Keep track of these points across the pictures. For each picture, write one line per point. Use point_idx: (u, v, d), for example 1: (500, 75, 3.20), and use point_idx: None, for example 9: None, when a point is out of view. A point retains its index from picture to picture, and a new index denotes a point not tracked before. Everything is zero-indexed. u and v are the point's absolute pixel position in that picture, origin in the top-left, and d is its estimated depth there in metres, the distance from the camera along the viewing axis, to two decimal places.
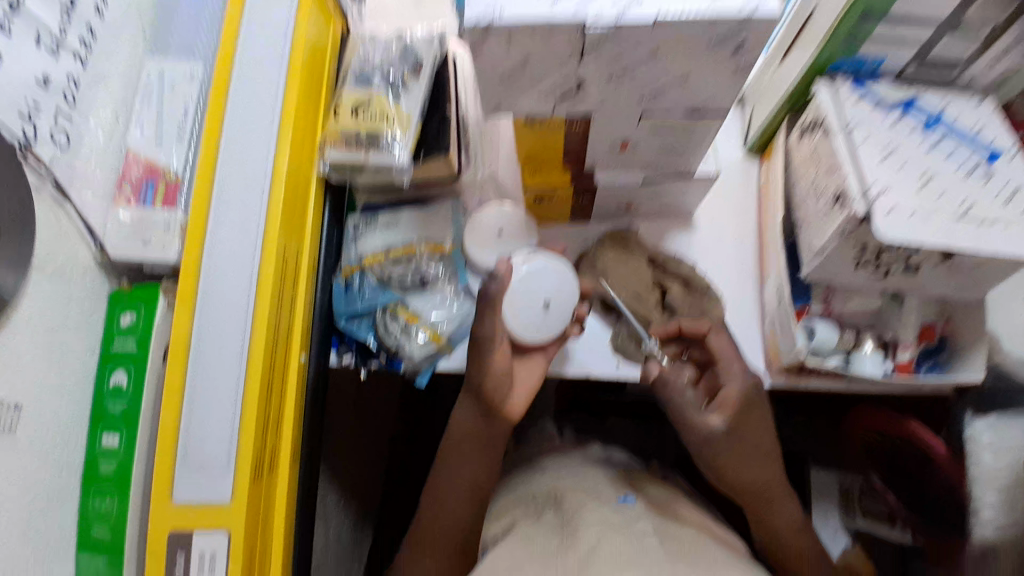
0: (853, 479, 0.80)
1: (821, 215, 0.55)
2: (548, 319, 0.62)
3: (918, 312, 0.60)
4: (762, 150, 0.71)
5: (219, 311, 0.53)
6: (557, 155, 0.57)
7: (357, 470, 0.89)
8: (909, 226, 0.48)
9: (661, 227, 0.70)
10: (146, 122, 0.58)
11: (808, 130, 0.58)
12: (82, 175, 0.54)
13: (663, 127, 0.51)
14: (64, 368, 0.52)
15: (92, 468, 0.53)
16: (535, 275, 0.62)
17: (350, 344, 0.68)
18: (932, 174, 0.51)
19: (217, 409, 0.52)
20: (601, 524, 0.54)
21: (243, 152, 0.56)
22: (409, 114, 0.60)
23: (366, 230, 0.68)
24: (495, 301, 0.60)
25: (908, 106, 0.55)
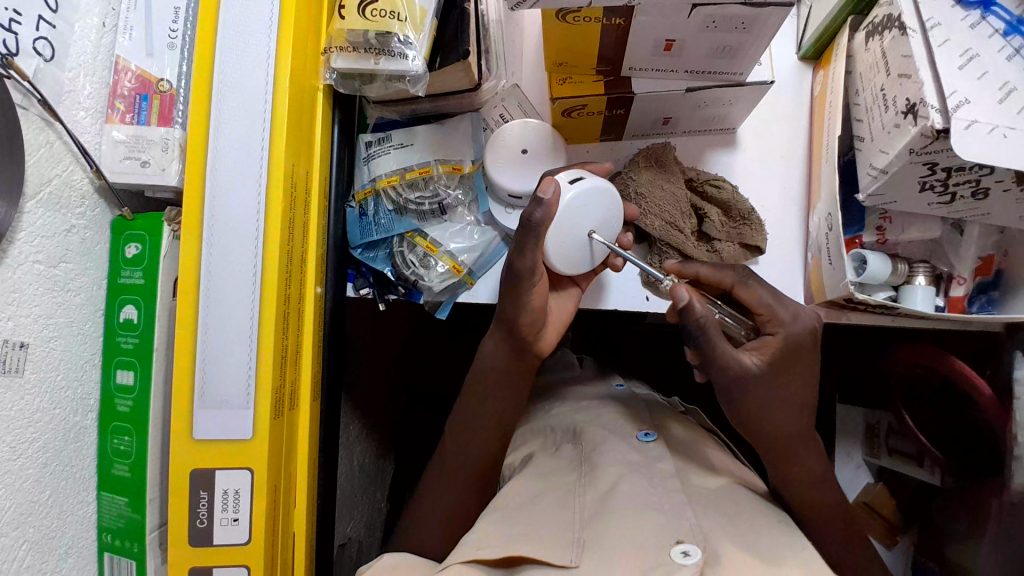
0: (882, 415, 0.78)
1: (888, 128, 0.49)
2: (585, 253, 0.57)
3: (978, 244, 0.55)
4: (818, 56, 0.64)
5: (227, 241, 0.50)
6: (592, 52, 0.52)
7: (376, 401, 0.90)
8: (988, 145, 0.42)
9: (701, 142, 0.64)
10: (135, 30, 0.53)
11: (878, 30, 0.51)
12: (71, 90, 0.50)
13: (718, 19, 0.45)
14: (71, 299, 0.49)
15: (110, 406, 0.52)
16: (585, 204, 0.55)
17: (366, 277, 0.65)
18: (1015, 87, 0.44)
19: (231, 343, 0.50)
20: (621, 463, 0.53)
21: (241, 63, 0.50)
22: (423, 10, 0.53)
23: (379, 150, 0.62)
24: (539, 234, 0.53)
25: (989, 6, 0.46)
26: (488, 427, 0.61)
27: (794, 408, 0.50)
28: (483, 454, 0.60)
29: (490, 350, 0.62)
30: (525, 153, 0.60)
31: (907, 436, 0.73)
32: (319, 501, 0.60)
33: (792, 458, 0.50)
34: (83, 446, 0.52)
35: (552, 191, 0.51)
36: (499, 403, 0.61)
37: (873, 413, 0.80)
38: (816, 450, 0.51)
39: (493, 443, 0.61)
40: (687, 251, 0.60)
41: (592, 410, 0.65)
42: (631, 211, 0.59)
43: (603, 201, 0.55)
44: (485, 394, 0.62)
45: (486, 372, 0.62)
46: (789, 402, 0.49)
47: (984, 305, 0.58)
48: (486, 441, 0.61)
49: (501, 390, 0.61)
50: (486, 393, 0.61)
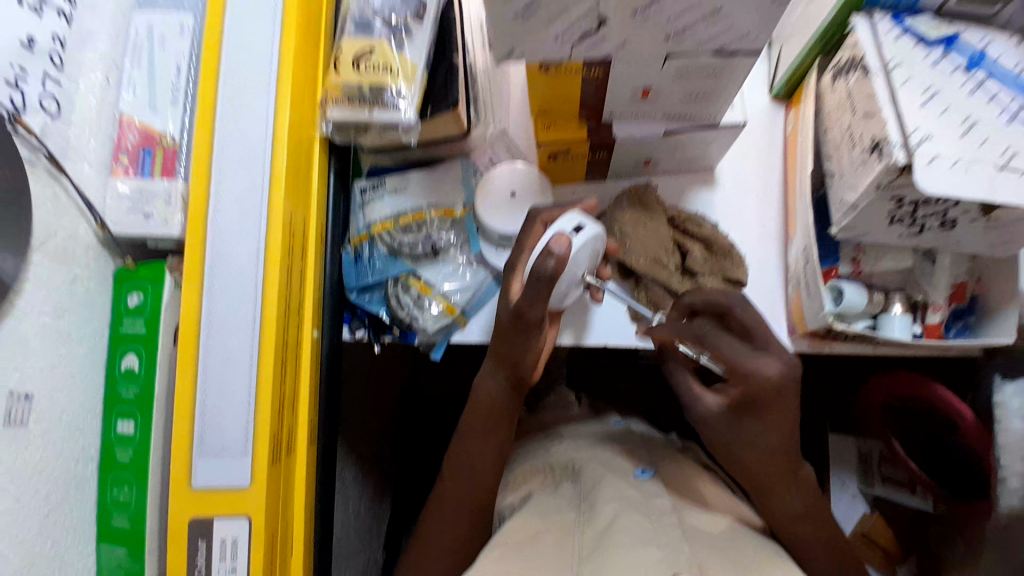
0: (872, 444, 0.79)
1: (856, 165, 0.52)
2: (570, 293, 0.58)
3: (950, 273, 0.58)
4: (790, 95, 0.68)
5: (229, 286, 0.51)
6: (574, 104, 0.55)
7: (372, 444, 0.90)
8: (949, 177, 0.45)
9: (682, 182, 0.67)
10: (139, 87, 0.55)
11: (843, 71, 0.55)
12: (76, 145, 0.52)
13: (690, 70, 0.48)
14: (73, 349, 0.50)
15: (110, 457, 0.52)
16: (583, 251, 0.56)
17: (362, 318, 0.66)
18: (976, 120, 0.48)
19: (231, 387, 0.51)
20: (619, 500, 0.53)
21: (241, 116, 0.53)
22: (415, 64, 0.56)
23: (374, 195, 0.65)
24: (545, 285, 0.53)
25: (951, 43, 0.51)
26: (485, 464, 0.62)
27: (771, 445, 0.53)
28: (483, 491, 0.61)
29: (488, 387, 0.63)
30: (513, 196, 0.63)
31: (898, 464, 0.75)
32: (318, 548, 0.60)
33: (769, 491, 0.54)
34: (84, 499, 0.51)
35: (564, 245, 0.52)
36: (492, 443, 0.63)
37: (865, 442, 0.80)
38: (797, 486, 0.54)
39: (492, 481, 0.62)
40: (671, 286, 0.62)
41: (590, 447, 0.66)
42: (614, 250, 0.62)
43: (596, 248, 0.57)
44: (481, 432, 0.62)
45: (482, 412, 0.63)
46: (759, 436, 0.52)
47: (961, 329, 0.61)
48: (484, 478, 0.61)
49: (496, 429, 0.63)
50: (485, 436, 0.63)
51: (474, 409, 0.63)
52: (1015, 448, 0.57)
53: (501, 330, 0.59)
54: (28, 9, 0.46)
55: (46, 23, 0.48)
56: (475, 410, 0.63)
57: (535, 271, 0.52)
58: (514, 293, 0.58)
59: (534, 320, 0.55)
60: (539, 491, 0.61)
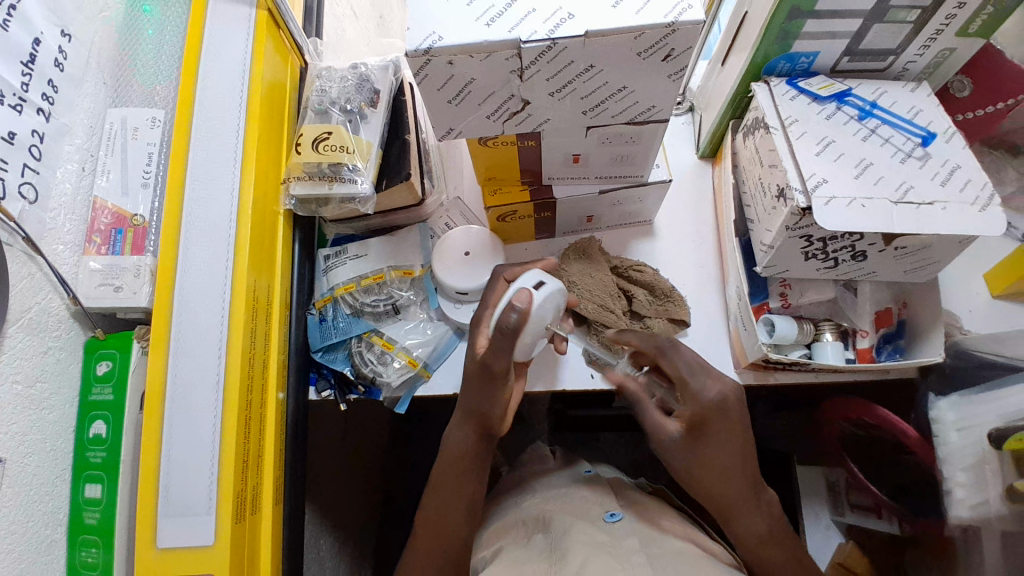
0: (838, 471, 0.82)
1: (769, 210, 0.57)
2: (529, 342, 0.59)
3: (872, 299, 0.63)
4: (714, 154, 0.76)
5: (193, 351, 0.54)
6: (515, 172, 0.61)
7: (349, 508, 0.89)
8: (849, 214, 0.50)
9: (624, 234, 0.74)
10: (113, 172, 0.60)
11: (750, 130, 0.61)
12: (53, 228, 0.55)
13: (610, 135, 0.54)
14: (44, 417, 0.52)
15: (77, 521, 0.54)
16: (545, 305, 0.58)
17: (328, 378, 0.68)
18: (870, 162, 0.53)
19: (196, 448, 0.53)
20: (590, 545, 0.55)
21: (208, 196, 0.58)
22: (369, 143, 0.62)
23: (336, 262, 0.69)
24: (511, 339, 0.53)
25: (842, 98, 0.57)
26: (456, 508, 0.62)
27: (725, 473, 0.54)
28: (456, 540, 0.61)
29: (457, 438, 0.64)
30: (467, 255, 0.67)
31: (863, 489, 0.77)
32: None
33: (733, 512, 0.55)
34: (53, 561, 0.52)
35: (525, 300, 0.54)
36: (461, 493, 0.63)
37: (832, 470, 0.82)
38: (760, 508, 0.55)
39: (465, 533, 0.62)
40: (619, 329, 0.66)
41: (561, 497, 0.66)
42: (573, 300, 0.66)
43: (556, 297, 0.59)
44: (450, 486, 0.63)
45: (454, 464, 0.63)
46: (714, 468, 0.53)
47: (892, 352, 0.63)
48: (456, 528, 0.62)
49: (463, 479, 0.63)
50: (454, 488, 0.63)
51: (445, 459, 0.64)
52: (956, 459, 0.59)
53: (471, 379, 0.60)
54: (8, 107, 0.49)
55: (25, 118, 0.51)
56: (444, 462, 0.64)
57: (498, 328, 0.53)
58: (479, 346, 0.59)
59: (501, 373, 0.56)
60: (511, 544, 0.61)
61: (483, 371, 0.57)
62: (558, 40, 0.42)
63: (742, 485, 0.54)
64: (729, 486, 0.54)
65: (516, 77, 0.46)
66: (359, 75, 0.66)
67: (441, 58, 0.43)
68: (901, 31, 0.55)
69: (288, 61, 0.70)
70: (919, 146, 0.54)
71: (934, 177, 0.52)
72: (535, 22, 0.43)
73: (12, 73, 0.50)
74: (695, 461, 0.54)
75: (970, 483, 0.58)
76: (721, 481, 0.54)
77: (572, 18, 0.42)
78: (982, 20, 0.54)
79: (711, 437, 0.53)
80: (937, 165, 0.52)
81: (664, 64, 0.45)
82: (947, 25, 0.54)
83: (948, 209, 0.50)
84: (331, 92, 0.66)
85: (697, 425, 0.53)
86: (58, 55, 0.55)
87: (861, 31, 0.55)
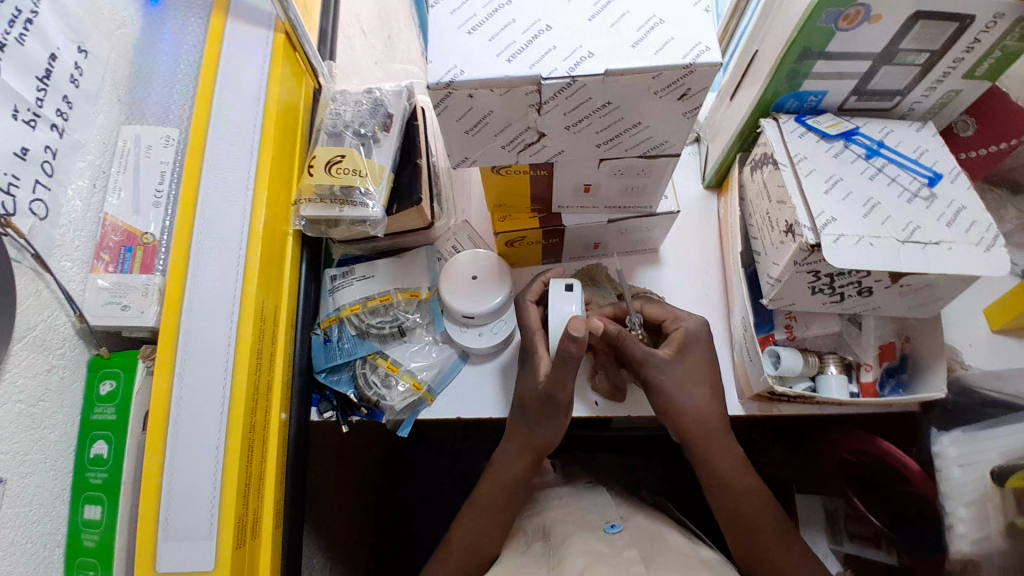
0: (837, 501, 0.80)
1: (777, 244, 0.58)
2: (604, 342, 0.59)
3: (876, 333, 0.64)
4: (719, 184, 0.77)
5: (200, 371, 0.54)
6: (525, 199, 0.62)
7: (345, 524, 0.88)
8: (857, 252, 0.50)
9: (629, 262, 0.74)
10: (123, 190, 0.60)
11: (758, 165, 0.62)
12: (62, 245, 0.55)
13: (622, 167, 0.55)
14: (46, 436, 0.52)
15: (75, 543, 0.53)
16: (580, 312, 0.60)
17: (330, 399, 0.68)
18: (877, 201, 0.54)
19: (200, 471, 0.52)
20: (589, 554, 0.52)
21: (219, 215, 0.58)
22: (382, 167, 0.62)
23: (343, 283, 0.69)
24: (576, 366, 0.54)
25: (850, 137, 0.58)
26: (493, 531, 0.61)
27: (710, 394, 0.60)
28: (485, 557, 0.61)
29: (512, 461, 0.62)
30: (474, 279, 0.66)
31: (862, 519, 0.76)
32: None
33: (708, 444, 0.59)
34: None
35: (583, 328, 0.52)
36: (501, 517, 0.61)
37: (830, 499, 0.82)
38: (730, 441, 0.60)
39: (494, 551, 0.61)
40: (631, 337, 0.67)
41: (563, 506, 0.63)
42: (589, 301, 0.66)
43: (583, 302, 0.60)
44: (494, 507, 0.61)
45: (504, 487, 0.62)
46: (694, 394, 0.59)
47: (895, 387, 0.63)
48: (494, 545, 0.61)
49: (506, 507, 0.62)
50: (491, 511, 0.61)
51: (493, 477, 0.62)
52: (958, 494, 0.59)
53: (530, 404, 0.60)
54: (21, 122, 0.49)
55: (38, 134, 0.51)
56: (492, 482, 0.62)
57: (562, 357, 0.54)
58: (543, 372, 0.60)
59: (565, 404, 0.57)
60: (510, 552, 0.59)
61: (545, 399, 0.58)
62: (578, 78, 0.43)
63: (718, 417, 0.60)
64: (706, 419, 0.59)
65: (534, 111, 0.46)
66: (374, 99, 0.67)
67: (461, 92, 0.44)
68: (908, 73, 0.56)
69: (303, 83, 0.71)
70: (925, 187, 0.55)
71: (940, 217, 0.53)
72: (555, 58, 0.43)
73: (27, 88, 0.50)
74: (681, 384, 0.59)
75: (972, 518, 0.58)
76: (705, 408, 0.59)
77: (591, 57, 0.43)
78: (990, 64, 0.55)
79: (691, 352, 0.61)
80: (942, 206, 0.53)
81: (679, 102, 0.46)
82: (955, 68, 0.55)
83: (953, 250, 0.51)
84: (345, 115, 0.66)
85: (684, 343, 0.61)
86: (74, 71, 0.55)
87: (870, 72, 0.57)
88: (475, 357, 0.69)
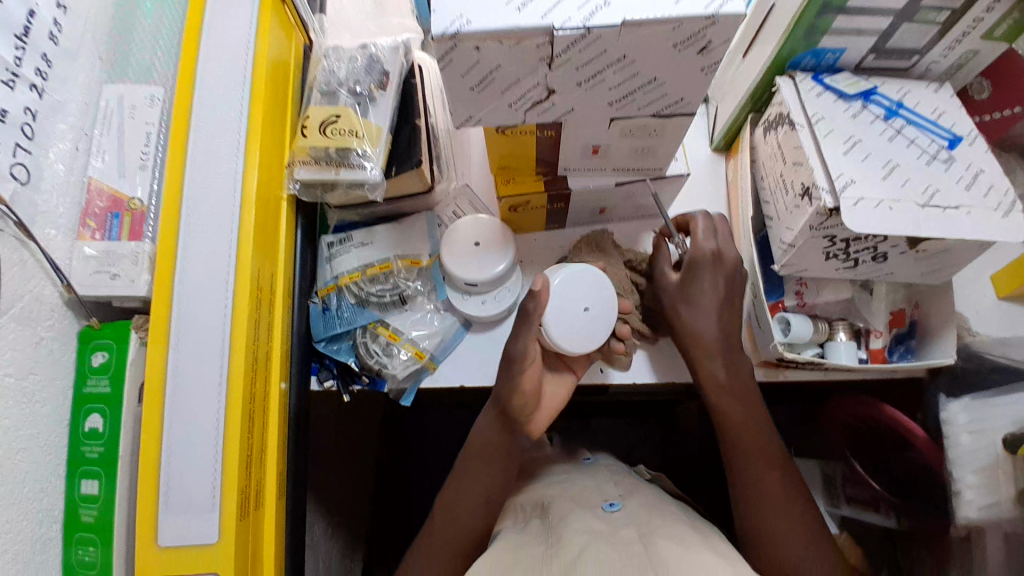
0: (836, 465, 0.82)
1: (791, 208, 0.56)
2: (595, 325, 0.60)
3: (887, 299, 0.63)
4: (728, 147, 0.74)
5: (196, 340, 0.52)
6: (530, 162, 0.59)
7: (347, 492, 0.88)
8: (875, 217, 0.49)
9: (635, 228, 0.72)
10: (107, 153, 0.57)
11: (772, 126, 0.60)
12: (45, 210, 0.52)
13: (633, 128, 0.52)
14: (38, 410, 0.50)
15: (72, 519, 0.52)
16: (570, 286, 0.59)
17: (330, 368, 0.66)
18: (896, 164, 0.52)
19: (200, 445, 0.51)
20: (587, 532, 0.51)
21: (210, 179, 0.55)
22: (379, 127, 0.59)
23: (341, 249, 0.67)
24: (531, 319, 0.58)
25: (868, 97, 0.56)
26: (473, 509, 0.60)
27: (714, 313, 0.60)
28: (471, 535, 0.60)
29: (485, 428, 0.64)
30: (478, 245, 0.64)
31: (860, 483, 0.77)
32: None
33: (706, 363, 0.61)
34: (48, 560, 0.51)
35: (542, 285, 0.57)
36: (480, 490, 0.61)
37: (829, 464, 0.83)
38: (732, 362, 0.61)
39: (479, 528, 0.60)
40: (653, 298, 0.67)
41: (563, 483, 0.63)
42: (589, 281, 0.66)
43: (600, 281, 0.60)
44: (488, 474, 0.62)
45: (484, 458, 0.63)
46: (694, 310, 0.60)
47: (904, 353, 0.63)
48: (473, 522, 0.60)
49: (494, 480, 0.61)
50: (476, 484, 0.61)
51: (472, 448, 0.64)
52: (967, 461, 0.59)
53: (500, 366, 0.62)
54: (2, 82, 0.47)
55: (18, 95, 0.49)
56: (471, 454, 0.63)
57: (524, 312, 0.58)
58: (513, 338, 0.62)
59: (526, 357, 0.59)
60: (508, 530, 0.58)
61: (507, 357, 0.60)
62: (592, 29, 0.40)
63: (716, 334, 0.60)
64: (703, 333, 0.60)
65: (544, 65, 0.43)
66: (369, 55, 0.63)
67: (468, 44, 0.41)
68: (928, 31, 0.54)
69: (292, 38, 0.67)
70: (944, 150, 0.53)
71: (959, 181, 0.51)
72: (568, 8, 0.40)
73: (5, 47, 0.48)
74: (682, 302, 0.61)
75: (982, 485, 0.58)
76: (701, 324, 0.60)
77: (606, 7, 0.40)
78: (1009, 24, 0.52)
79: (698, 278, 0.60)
80: (960, 170, 0.52)
81: (697, 57, 0.43)
82: (976, 27, 0.53)
83: (972, 215, 0.50)
84: (338, 73, 0.63)
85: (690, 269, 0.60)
86: (53, 28, 0.53)
87: (888, 31, 0.54)
88: (477, 326, 0.68)
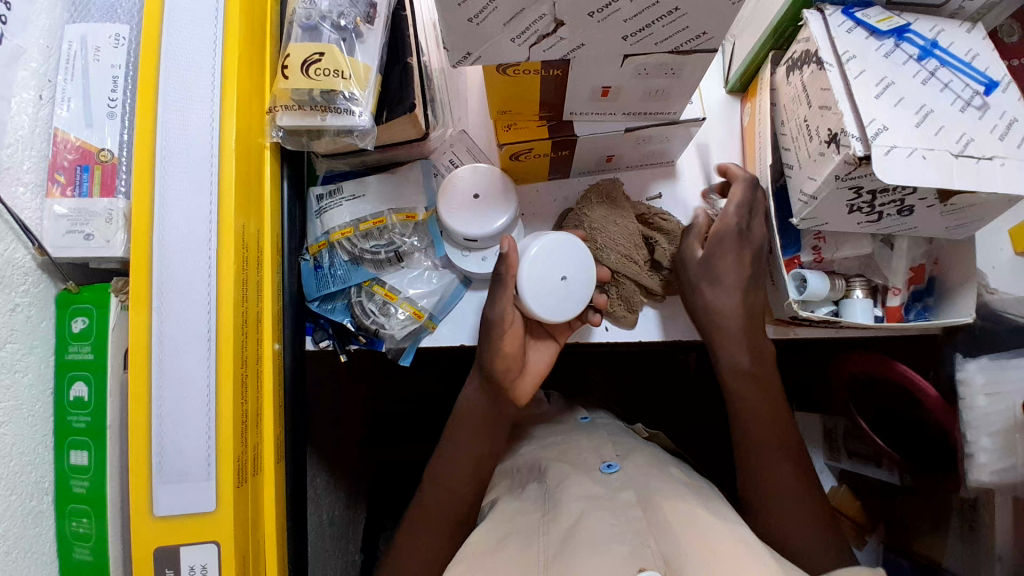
0: (838, 419, 0.79)
1: (815, 157, 0.52)
2: (568, 298, 0.58)
3: (908, 254, 0.59)
4: (744, 89, 0.69)
5: (180, 303, 0.49)
6: (534, 105, 0.54)
7: (346, 448, 0.88)
8: (908, 167, 0.45)
9: (643, 177, 0.68)
10: (73, 100, 0.52)
11: (798, 65, 0.55)
12: (9, 165, 0.48)
13: (648, 65, 0.48)
14: (19, 379, 0.48)
15: (65, 490, 0.51)
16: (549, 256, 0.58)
17: (325, 328, 0.64)
18: (930, 109, 0.48)
19: (191, 413, 0.49)
20: (584, 498, 0.49)
21: (184, 128, 0.50)
22: (366, 66, 0.54)
23: (331, 203, 0.63)
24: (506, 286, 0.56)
25: (902, 35, 0.51)
26: (466, 477, 0.60)
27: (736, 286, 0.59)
28: (465, 503, 0.60)
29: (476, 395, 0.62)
30: (477, 198, 0.60)
31: (863, 438, 0.75)
32: (290, 540, 0.58)
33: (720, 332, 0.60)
34: (40, 531, 0.50)
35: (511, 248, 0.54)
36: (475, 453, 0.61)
37: None
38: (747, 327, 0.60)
39: (472, 495, 0.60)
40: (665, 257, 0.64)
41: (562, 444, 0.61)
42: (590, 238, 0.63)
43: (580, 251, 0.58)
44: (483, 440, 0.61)
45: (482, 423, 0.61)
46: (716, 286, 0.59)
47: (921, 311, 0.61)
48: (466, 489, 0.60)
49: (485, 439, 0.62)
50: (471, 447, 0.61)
51: (468, 413, 0.62)
52: (982, 424, 0.58)
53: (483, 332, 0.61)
54: None
55: None
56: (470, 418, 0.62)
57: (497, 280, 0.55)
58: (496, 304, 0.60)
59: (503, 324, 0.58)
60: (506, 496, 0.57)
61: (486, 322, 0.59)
62: None
63: (738, 309, 0.59)
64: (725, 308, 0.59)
65: None
66: None
67: None
68: None
69: None
70: (980, 95, 0.49)
71: (993, 128, 0.47)
72: None
73: None
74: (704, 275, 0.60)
75: (996, 449, 0.57)
76: (724, 300, 0.59)
77: None
78: None
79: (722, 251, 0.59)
80: (995, 117, 0.48)
81: None
82: None
83: (1006, 166, 0.46)
84: (320, 3, 0.56)
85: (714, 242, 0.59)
86: None
87: None
88: (477, 283, 0.65)
